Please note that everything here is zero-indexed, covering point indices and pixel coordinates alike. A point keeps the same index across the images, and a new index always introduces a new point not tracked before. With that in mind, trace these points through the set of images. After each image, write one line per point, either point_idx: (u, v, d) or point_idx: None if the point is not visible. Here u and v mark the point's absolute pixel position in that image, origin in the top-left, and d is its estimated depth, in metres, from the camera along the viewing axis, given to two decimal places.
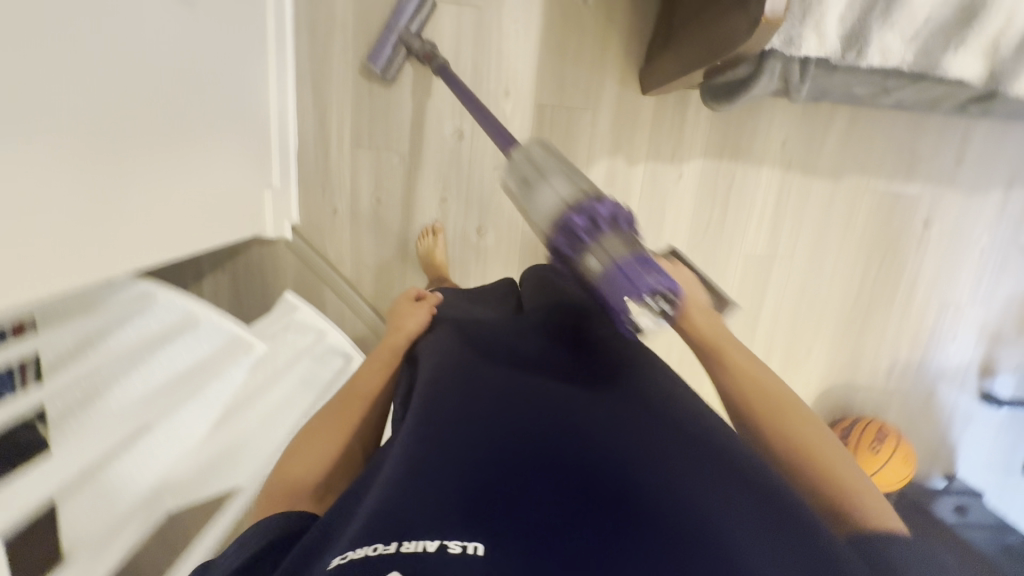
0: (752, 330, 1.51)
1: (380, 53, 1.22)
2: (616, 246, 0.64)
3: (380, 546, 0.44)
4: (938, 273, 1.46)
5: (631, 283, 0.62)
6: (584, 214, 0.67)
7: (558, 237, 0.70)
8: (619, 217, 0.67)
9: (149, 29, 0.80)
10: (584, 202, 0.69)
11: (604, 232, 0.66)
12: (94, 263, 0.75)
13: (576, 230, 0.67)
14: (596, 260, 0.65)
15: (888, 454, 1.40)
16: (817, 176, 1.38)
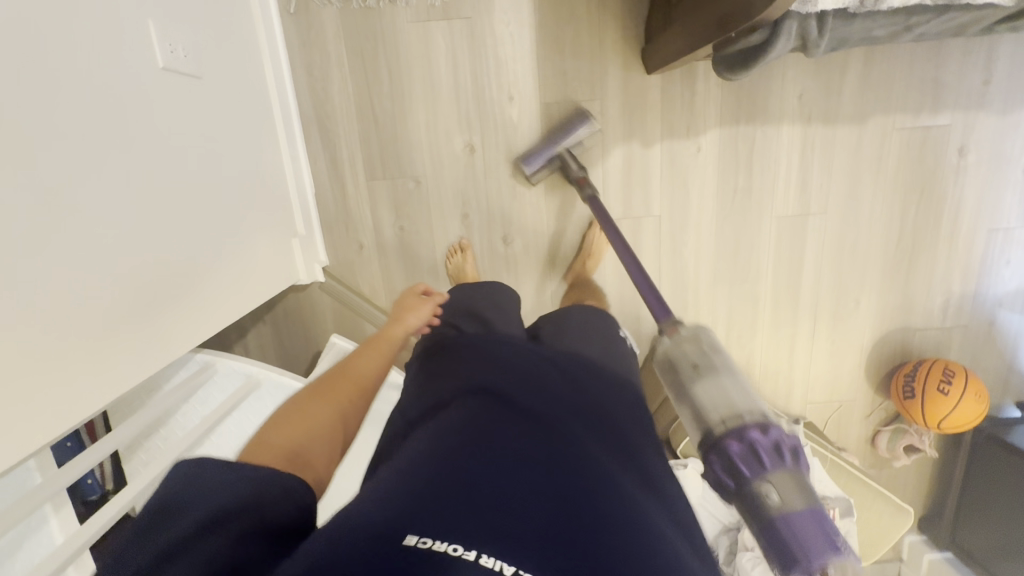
0: (797, 291, 1.47)
1: (536, 159, 1.27)
2: (799, 489, 0.56)
3: (460, 549, 0.43)
4: (981, 200, 1.41)
5: (810, 548, 0.53)
6: (765, 434, 0.58)
7: (728, 443, 0.59)
8: (799, 453, 0.59)
9: (161, 108, 0.81)
10: (770, 424, 0.59)
11: (786, 466, 0.56)
12: (137, 345, 0.77)
13: (759, 447, 0.58)
14: (774, 497, 0.55)
15: (960, 393, 1.36)
16: (840, 124, 1.34)
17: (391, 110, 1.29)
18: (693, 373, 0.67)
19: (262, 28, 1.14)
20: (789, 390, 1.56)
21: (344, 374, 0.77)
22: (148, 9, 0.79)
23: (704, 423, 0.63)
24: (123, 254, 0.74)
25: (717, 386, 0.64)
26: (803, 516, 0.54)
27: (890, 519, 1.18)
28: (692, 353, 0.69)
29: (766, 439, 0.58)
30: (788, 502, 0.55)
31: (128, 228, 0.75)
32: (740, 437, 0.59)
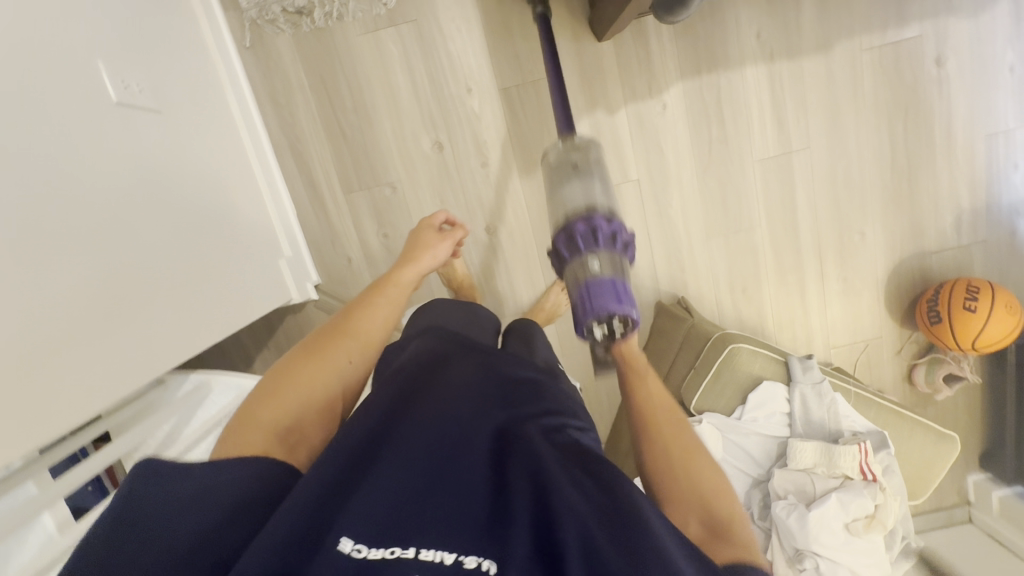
0: (795, 233, 1.42)
1: None
2: (608, 266, 0.69)
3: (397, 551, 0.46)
4: (972, 106, 1.35)
5: (595, 298, 0.66)
6: (590, 224, 0.71)
7: (560, 234, 0.73)
8: (619, 237, 0.72)
9: (117, 142, 0.85)
10: (594, 215, 0.73)
11: (599, 245, 0.70)
12: (117, 366, 0.80)
13: (587, 233, 0.71)
14: (586, 263, 0.69)
15: (989, 307, 1.28)
16: (805, 55, 1.31)
17: (356, 122, 1.32)
18: (569, 176, 0.79)
19: (220, 63, 1.20)
20: (808, 338, 1.50)
21: (339, 331, 0.73)
22: (96, 50, 0.84)
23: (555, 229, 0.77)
24: (90, 276, 0.77)
25: (583, 188, 0.77)
26: (606, 285, 0.67)
27: (933, 447, 1.11)
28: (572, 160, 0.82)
29: (591, 225, 0.71)
30: (597, 273, 0.68)
31: (90, 254, 0.77)
32: (569, 224, 0.73)
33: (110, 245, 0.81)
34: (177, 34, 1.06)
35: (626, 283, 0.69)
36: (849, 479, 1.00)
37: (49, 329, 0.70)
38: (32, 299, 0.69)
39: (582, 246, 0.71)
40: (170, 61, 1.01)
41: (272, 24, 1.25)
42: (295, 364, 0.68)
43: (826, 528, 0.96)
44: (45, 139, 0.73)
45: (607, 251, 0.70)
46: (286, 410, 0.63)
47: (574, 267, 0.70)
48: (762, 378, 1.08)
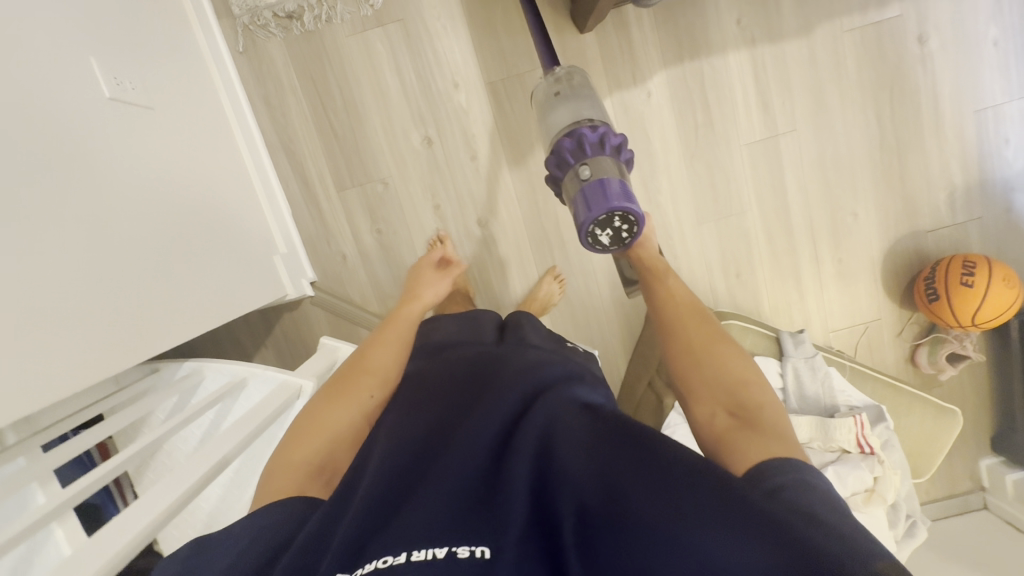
0: (787, 215, 1.42)
1: None
2: (599, 167, 0.82)
3: (390, 559, 0.49)
4: (958, 82, 1.35)
5: (591, 200, 0.80)
6: (576, 138, 0.84)
7: (558, 146, 0.86)
8: (605, 139, 0.84)
9: (113, 137, 0.89)
10: (579, 126, 0.85)
11: (587, 153, 0.83)
12: (103, 350, 0.83)
13: (575, 147, 0.84)
14: (579, 172, 0.82)
15: (986, 281, 1.26)
16: (786, 39, 1.32)
17: (347, 121, 1.35)
18: (555, 104, 0.91)
19: (214, 68, 1.24)
20: (806, 322, 1.48)
21: (358, 370, 0.80)
22: (91, 48, 0.88)
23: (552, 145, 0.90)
24: (79, 258, 0.80)
25: (569, 111, 0.89)
26: (598, 185, 0.80)
27: (934, 421, 1.08)
28: (556, 86, 0.93)
29: (576, 139, 0.84)
30: (588, 178, 0.81)
31: (81, 241, 0.80)
32: (561, 140, 0.85)
33: (99, 230, 0.84)
34: (170, 38, 1.11)
35: (620, 178, 0.82)
36: (847, 453, 0.98)
37: (39, 310, 0.73)
38: (24, 280, 0.71)
39: (572, 158, 0.84)
40: (162, 63, 1.06)
41: (264, 29, 1.30)
42: (322, 407, 0.74)
43: None
44: (39, 124, 0.76)
45: (596, 155, 0.83)
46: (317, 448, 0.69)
47: (572, 178, 0.84)
48: (753, 354, 1.07)
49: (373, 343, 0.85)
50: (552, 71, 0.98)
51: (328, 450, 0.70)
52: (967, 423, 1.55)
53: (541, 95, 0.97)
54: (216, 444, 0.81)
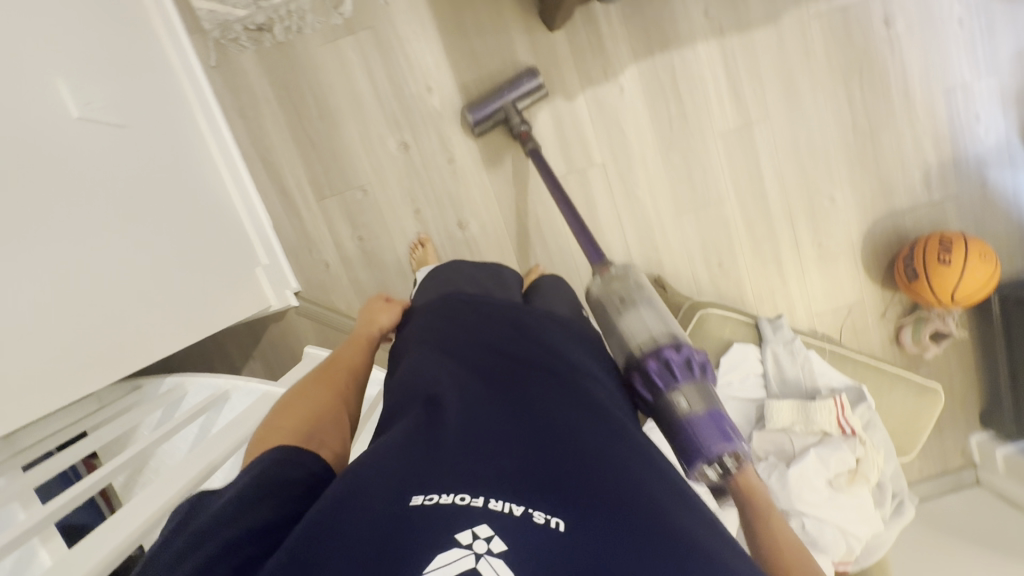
0: (765, 203, 1.43)
1: (483, 111, 1.29)
2: (698, 399, 0.69)
3: (466, 499, 0.47)
4: (927, 63, 1.36)
5: (700, 442, 0.67)
6: (661, 358, 0.71)
7: (648, 363, 0.72)
8: (692, 360, 0.72)
9: (85, 157, 0.90)
10: (661, 344, 0.73)
11: (679, 379, 0.70)
12: (80, 369, 0.84)
13: (663, 370, 0.71)
14: (679, 407, 0.69)
15: (962, 258, 1.28)
16: (754, 28, 1.33)
17: (324, 130, 1.36)
18: (619, 311, 0.80)
19: (187, 84, 1.24)
20: (791, 309, 1.49)
21: (341, 367, 0.78)
22: (59, 70, 0.89)
23: (626, 350, 0.76)
24: (53, 275, 0.80)
25: (638, 316, 0.77)
26: (704, 421, 0.68)
27: (915, 400, 1.08)
28: (615, 296, 0.81)
29: (662, 362, 0.71)
30: (691, 412, 0.69)
31: (55, 262, 0.81)
32: (645, 357, 0.72)
33: (73, 247, 0.84)
34: (140, 55, 1.11)
35: (720, 411, 0.70)
36: (828, 435, 0.98)
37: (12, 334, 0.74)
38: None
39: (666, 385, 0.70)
40: (133, 79, 1.06)
41: (235, 43, 1.31)
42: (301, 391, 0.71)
43: (809, 483, 0.94)
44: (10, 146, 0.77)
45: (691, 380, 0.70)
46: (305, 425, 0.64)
47: (666, 411, 0.70)
48: (732, 341, 1.07)
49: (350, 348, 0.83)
50: (605, 273, 0.87)
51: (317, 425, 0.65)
52: (955, 401, 1.56)
53: (595, 297, 0.84)
54: (199, 451, 0.82)
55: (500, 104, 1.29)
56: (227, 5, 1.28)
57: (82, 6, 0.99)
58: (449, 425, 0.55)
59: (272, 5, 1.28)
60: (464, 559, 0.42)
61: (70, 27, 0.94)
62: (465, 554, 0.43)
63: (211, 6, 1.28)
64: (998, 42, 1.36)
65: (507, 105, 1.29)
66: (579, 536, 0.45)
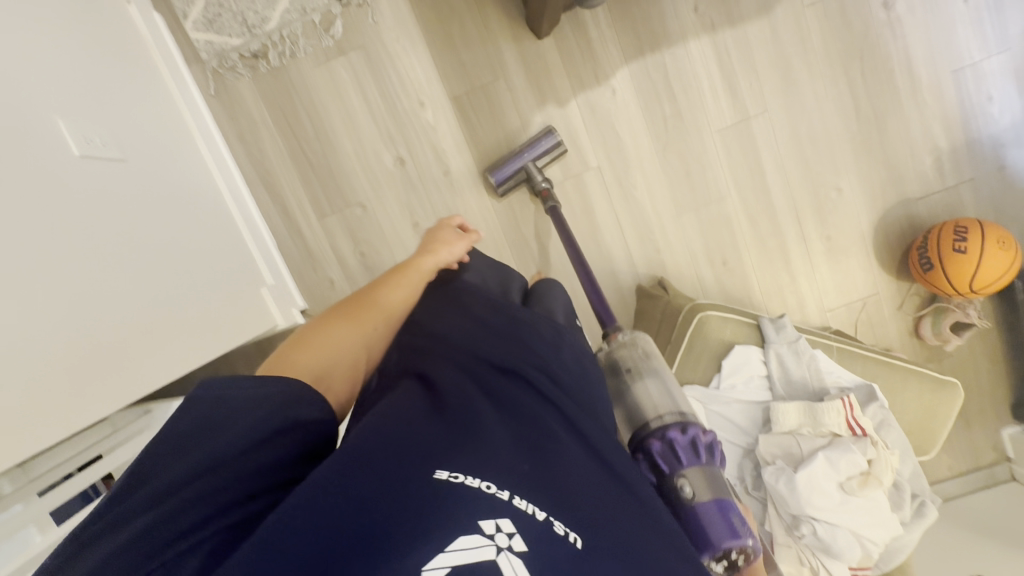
0: (768, 197, 1.40)
1: (504, 170, 1.32)
2: (702, 485, 0.68)
3: (493, 488, 0.43)
4: (930, 43, 1.31)
5: (705, 531, 0.65)
6: (665, 440, 0.72)
7: (652, 443, 0.72)
8: (699, 442, 0.71)
9: (87, 192, 0.93)
10: (666, 425, 0.74)
11: (683, 461, 0.70)
12: (90, 398, 0.87)
13: (667, 451, 0.71)
14: (683, 487, 0.68)
15: (980, 245, 1.22)
16: (746, 20, 1.31)
17: (322, 149, 1.38)
18: (629, 381, 0.80)
19: (188, 112, 1.28)
20: (801, 304, 1.45)
21: (383, 291, 0.75)
22: (59, 111, 0.93)
23: (634, 428, 0.77)
24: (59, 305, 0.83)
25: (645, 392, 0.79)
26: (710, 512, 0.66)
27: (930, 395, 1.04)
28: (625, 365, 0.82)
29: (666, 443, 0.72)
30: (693, 496, 0.67)
31: (63, 296, 0.84)
32: (652, 436, 0.73)
33: (75, 278, 0.87)
34: (139, 88, 1.15)
35: (728, 498, 0.68)
36: (838, 436, 0.94)
37: (21, 368, 0.77)
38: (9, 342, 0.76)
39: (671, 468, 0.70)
40: (131, 112, 1.10)
41: (232, 70, 1.34)
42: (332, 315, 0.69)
43: (822, 489, 0.90)
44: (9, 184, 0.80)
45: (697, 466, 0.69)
46: (327, 358, 0.64)
47: (671, 493, 0.69)
48: (735, 344, 1.04)
49: (400, 271, 0.79)
50: (613, 341, 0.89)
51: (337, 362, 0.64)
52: (984, 393, 1.49)
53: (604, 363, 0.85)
54: None
55: (522, 163, 1.31)
56: (223, 34, 1.32)
57: (81, 48, 1.03)
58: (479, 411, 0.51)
59: (266, 32, 1.32)
60: (485, 549, 0.40)
61: (67, 67, 0.97)
62: (486, 544, 0.40)
63: (208, 37, 1.32)
64: (1008, 18, 1.30)
65: (528, 164, 1.30)
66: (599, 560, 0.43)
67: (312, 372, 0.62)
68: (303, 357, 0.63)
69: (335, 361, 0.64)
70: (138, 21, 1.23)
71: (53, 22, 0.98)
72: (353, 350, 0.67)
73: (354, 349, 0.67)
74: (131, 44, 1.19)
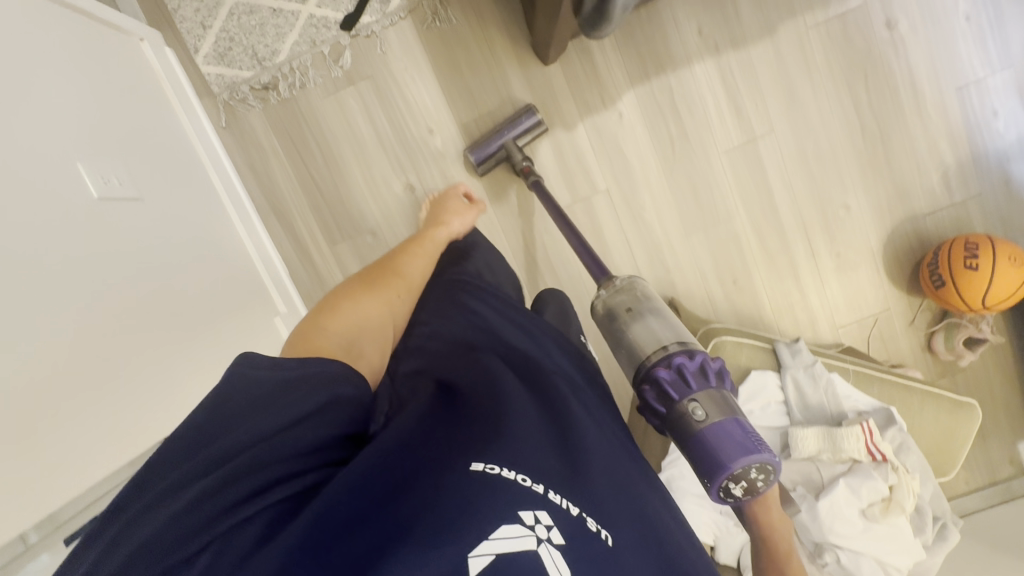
0: (777, 216, 1.40)
1: (485, 149, 1.35)
2: (713, 405, 0.72)
3: (529, 481, 0.46)
4: (934, 61, 1.32)
5: (722, 448, 0.69)
6: (673, 366, 0.75)
7: (660, 370, 0.75)
8: (707, 365, 0.75)
9: (108, 233, 0.95)
10: (670, 353, 0.77)
11: (692, 384, 0.73)
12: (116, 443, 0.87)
13: (675, 378, 0.75)
14: (696, 409, 0.72)
15: (992, 262, 1.22)
16: (749, 42, 1.32)
17: (330, 177, 1.39)
18: (627, 322, 0.84)
19: (200, 145, 1.29)
20: (812, 321, 1.45)
21: (395, 269, 0.80)
22: (79, 154, 0.94)
23: (639, 360, 0.80)
24: (86, 348, 0.85)
25: (644, 325, 0.82)
26: (724, 431, 0.70)
27: (949, 417, 1.04)
28: (623, 309, 0.86)
29: (673, 369, 0.75)
30: (706, 416, 0.71)
31: (87, 339, 0.85)
32: (658, 362, 0.76)
33: (98, 319, 0.88)
34: (154, 126, 1.17)
35: (738, 417, 0.72)
36: (858, 462, 0.94)
37: (51, 415, 0.77)
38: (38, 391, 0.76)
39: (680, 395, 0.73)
40: (147, 153, 1.11)
41: (243, 102, 1.36)
42: (351, 291, 0.73)
43: (843, 516, 0.90)
44: (33, 239, 0.81)
45: (706, 390, 0.73)
46: (348, 332, 0.67)
47: (685, 415, 0.72)
48: (751, 368, 1.04)
49: (407, 252, 0.85)
50: (610, 286, 0.92)
51: (360, 335, 0.68)
52: (1000, 407, 1.48)
53: (603, 310, 0.89)
54: None
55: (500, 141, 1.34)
56: (234, 67, 1.34)
57: (96, 88, 1.04)
58: (509, 407, 0.54)
59: (276, 64, 1.33)
60: (525, 539, 0.42)
61: (87, 114, 0.99)
62: (527, 534, 0.43)
63: (219, 71, 1.34)
64: (1010, 35, 1.31)
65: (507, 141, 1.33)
66: (620, 553, 0.47)
67: (337, 342, 0.65)
68: (326, 332, 0.66)
69: (358, 332, 0.68)
70: (152, 59, 1.25)
71: (72, 69, 1.00)
72: (375, 323, 0.70)
73: (375, 322, 0.70)
74: (147, 83, 1.21)
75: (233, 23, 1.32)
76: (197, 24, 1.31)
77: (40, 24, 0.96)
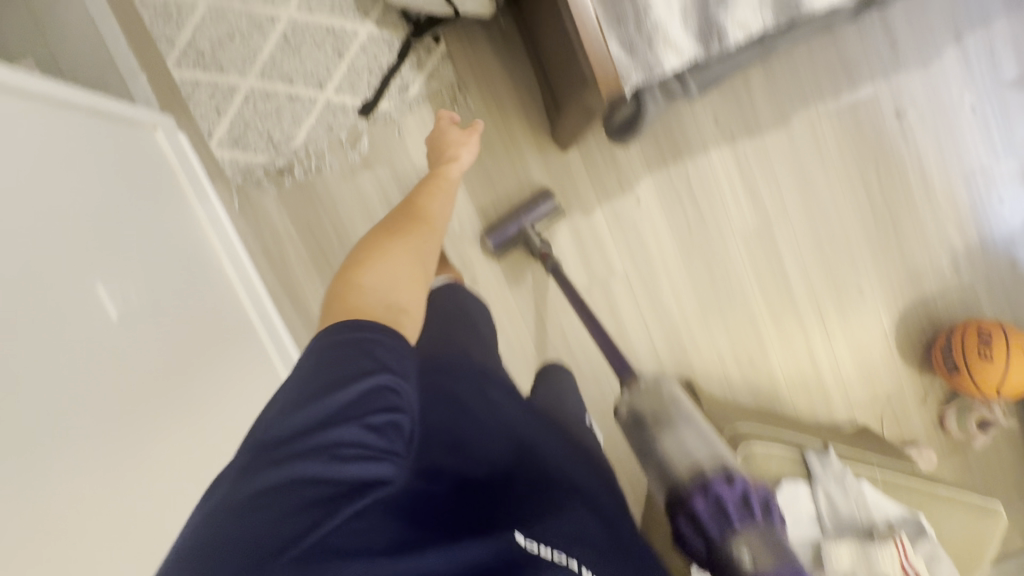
0: (792, 297, 1.42)
1: (503, 232, 1.32)
2: (760, 546, 0.67)
3: (561, 556, 0.56)
4: (941, 150, 1.36)
5: None
6: (712, 496, 0.70)
7: (699, 502, 0.70)
8: (750, 495, 0.70)
9: (144, 356, 0.87)
10: (706, 479, 0.72)
11: (736, 520, 0.68)
12: None
13: (715, 511, 0.69)
14: (742, 551, 0.66)
15: (1005, 354, 1.25)
16: (763, 131, 1.34)
17: (345, 259, 1.37)
18: (656, 434, 0.80)
19: (213, 232, 1.27)
20: (826, 398, 1.46)
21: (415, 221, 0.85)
22: (101, 272, 0.86)
23: (672, 483, 0.75)
24: (137, 495, 0.77)
25: (677, 440, 0.78)
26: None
27: (975, 522, 1.04)
28: (648, 414, 0.83)
29: (713, 501, 0.70)
30: (754, 559, 0.66)
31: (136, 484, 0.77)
32: (696, 490, 0.71)
33: (143, 457, 0.80)
34: (166, 220, 1.11)
35: (787, 557, 0.67)
36: None
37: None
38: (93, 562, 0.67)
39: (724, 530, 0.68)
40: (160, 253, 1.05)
41: (257, 185, 1.34)
42: (382, 246, 0.76)
43: None
44: (72, 391, 0.71)
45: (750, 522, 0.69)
46: (389, 284, 0.71)
47: (730, 557, 0.67)
48: (781, 477, 1.02)
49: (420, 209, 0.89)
50: (634, 387, 0.89)
51: (400, 290, 0.72)
52: (1012, 484, 1.49)
53: (628, 415, 0.85)
54: None
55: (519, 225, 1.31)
56: (249, 151, 1.32)
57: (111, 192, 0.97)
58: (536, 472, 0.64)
59: (292, 148, 1.32)
60: None
61: (105, 220, 0.93)
62: None
63: (234, 155, 1.32)
64: (1013, 125, 1.35)
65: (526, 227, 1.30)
66: None
67: (380, 294, 0.69)
68: (369, 284, 0.70)
69: (395, 286, 0.72)
70: (165, 146, 1.23)
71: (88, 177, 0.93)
72: (409, 278, 0.74)
73: (408, 275, 0.75)
74: (162, 174, 1.18)
75: (249, 108, 1.30)
76: (211, 109, 1.30)
77: (52, 130, 0.89)
